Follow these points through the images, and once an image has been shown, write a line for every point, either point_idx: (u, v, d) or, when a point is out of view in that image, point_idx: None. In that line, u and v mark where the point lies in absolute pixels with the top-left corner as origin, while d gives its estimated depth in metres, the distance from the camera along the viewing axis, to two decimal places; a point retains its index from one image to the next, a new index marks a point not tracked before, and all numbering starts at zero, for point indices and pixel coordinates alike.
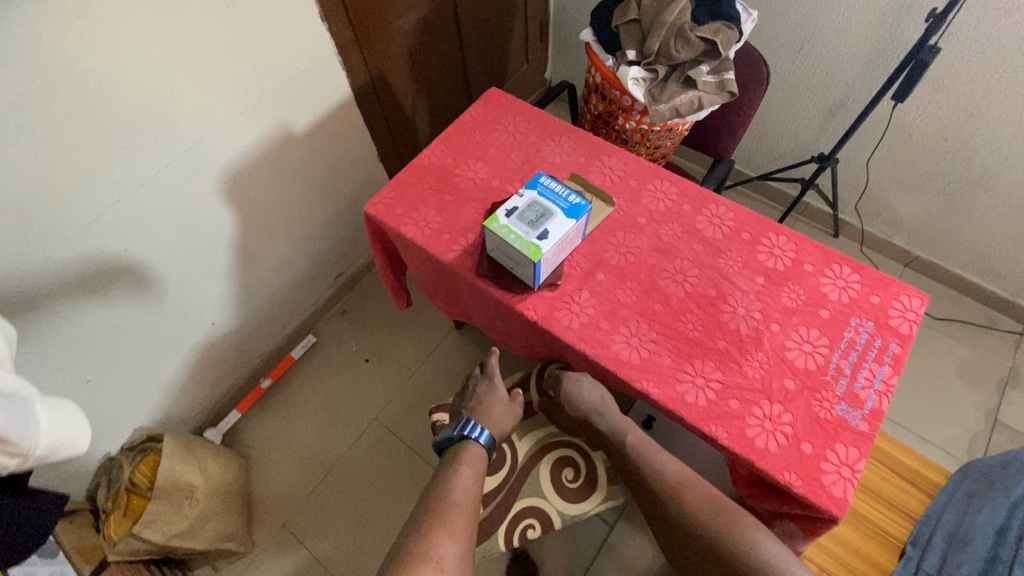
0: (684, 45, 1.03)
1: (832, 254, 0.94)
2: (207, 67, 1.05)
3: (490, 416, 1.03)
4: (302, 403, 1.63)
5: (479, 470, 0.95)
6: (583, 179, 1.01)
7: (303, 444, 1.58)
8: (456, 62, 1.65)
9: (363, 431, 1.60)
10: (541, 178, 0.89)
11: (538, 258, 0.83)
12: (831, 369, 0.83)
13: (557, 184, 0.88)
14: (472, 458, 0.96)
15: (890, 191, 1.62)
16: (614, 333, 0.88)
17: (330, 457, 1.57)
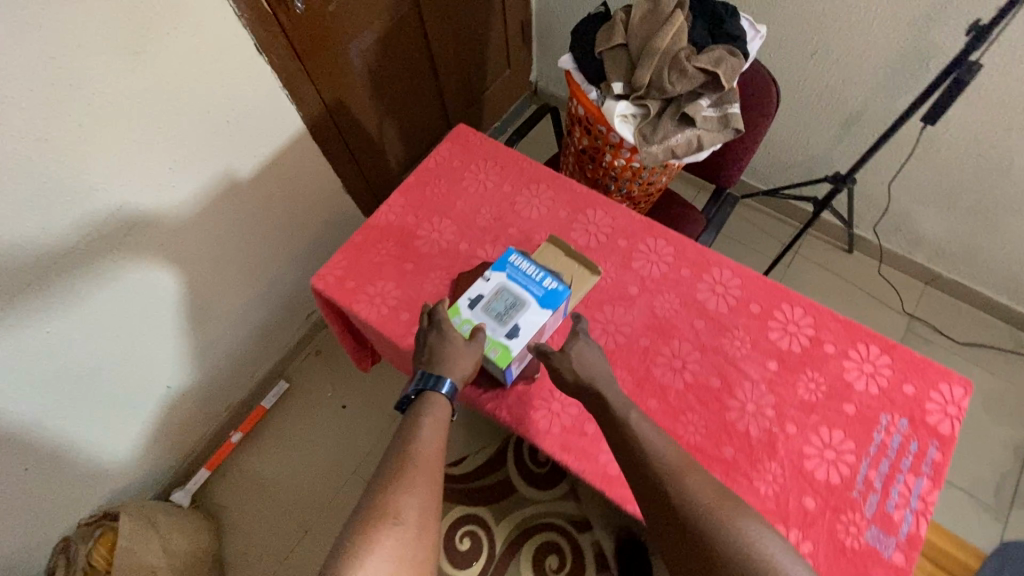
0: (679, 76, 0.87)
1: (857, 331, 0.80)
2: (125, 121, 0.90)
3: (447, 360, 0.68)
4: (277, 455, 1.52)
5: (444, 417, 0.65)
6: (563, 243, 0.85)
7: (278, 501, 1.47)
8: (427, 77, 1.48)
9: (342, 485, 1.48)
10: (511, 257, 0.78)
11: (506, 363, 0.72)
12: (858, 482, 0.70)
13: (529, 265, 0.77)
14: (435, 408, 0.65)
15: (912, 208, 1.46)
16: (602, 440, 0.75)
17: (307, 515, 1.45)
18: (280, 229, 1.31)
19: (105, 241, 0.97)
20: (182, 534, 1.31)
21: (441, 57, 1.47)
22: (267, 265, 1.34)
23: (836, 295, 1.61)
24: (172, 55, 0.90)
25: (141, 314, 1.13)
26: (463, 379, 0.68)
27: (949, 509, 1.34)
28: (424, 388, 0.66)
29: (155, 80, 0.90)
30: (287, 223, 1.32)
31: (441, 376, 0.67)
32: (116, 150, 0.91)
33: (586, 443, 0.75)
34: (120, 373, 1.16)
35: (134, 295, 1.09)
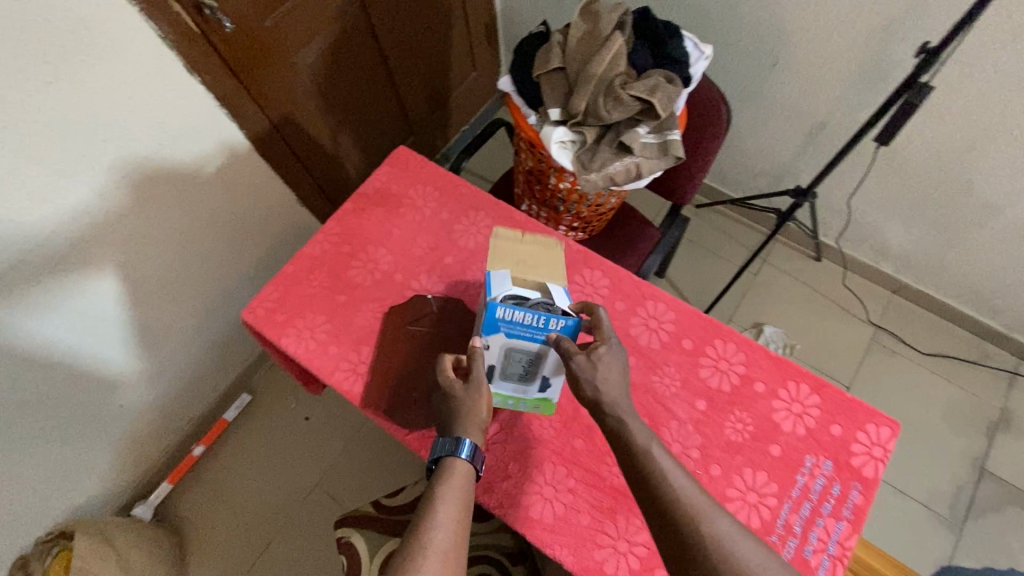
0: (615, 104, 0.85)
1: (787, 369, 0.79)
2: (50, 150, 0.88)
3: (465, 421, 0.67)
4: (240, 467, 1.52)
5: (468, 491, 0.64)
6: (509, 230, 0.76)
7: (241, 513, 1.47)
8: (385, 85, 1.45)
9: (305, 497, 1.48)
10: (498, 310, 0.67)
11: (553, 410, 0.77)
12: (779, 527, 0.70)
13: (523, 315, 0.67)
14: (457, 479, 0.64)
15: (876, 219, 1.44)
16: (525, 481, 0.73)
17: (269, 528, 1.45)
18: (231, 245, 1.29)
19: (38, 270, 0.95)
20: (141, 551, 1.31)
21: (397, 65, 1.43)
22: (219, 281, 1.32)
23: (801, 304, 1.60)
24: (95, 81, 0.89)
25: (86, 337, 1.12)
26: (482, 438, 0.68)
27: (905, 522, 1.35)
28: (442, 455, 0.65)
29: (79, 108, 0.89)
30: (238, 238, 1.30)
31: (461, 439, 0.66)
32: (41, 180, 0.89)
33: (509, 486, 0.73)
34: (68, 396, 1.15)
35: (76, 319, 1.08)
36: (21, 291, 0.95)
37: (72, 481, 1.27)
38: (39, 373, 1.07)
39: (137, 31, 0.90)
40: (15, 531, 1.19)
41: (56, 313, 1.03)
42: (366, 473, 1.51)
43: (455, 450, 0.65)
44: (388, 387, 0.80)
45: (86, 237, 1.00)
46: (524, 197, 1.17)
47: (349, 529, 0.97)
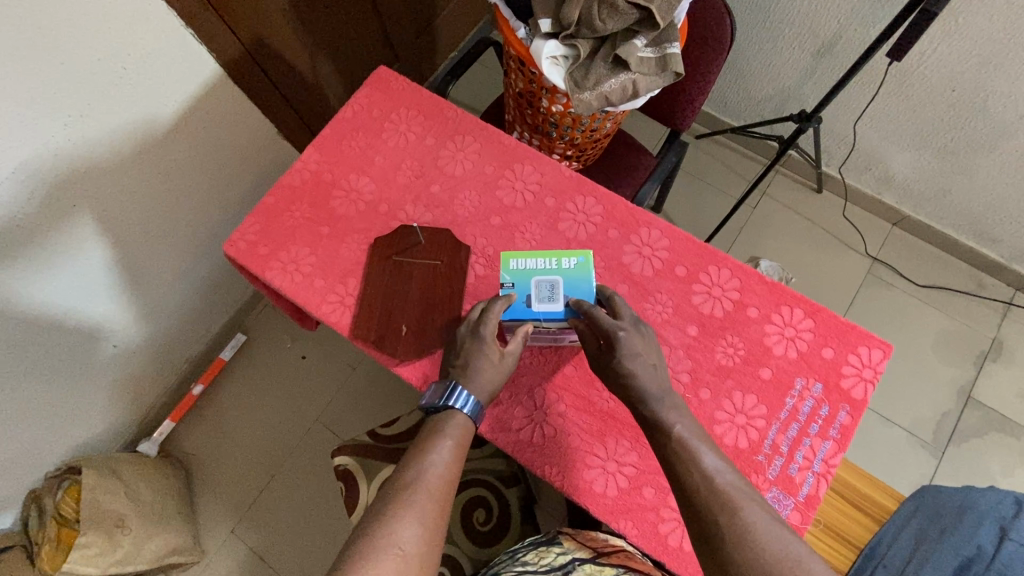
0: (610, 13, 0.78)
1: (782, 294, 0.78)
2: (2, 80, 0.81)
3: (480, 376, 0.69)
4: (241, 404, 1.55)
5: (465, 444, 0.66)
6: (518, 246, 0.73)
7: (244, 447, 1.51)
8: (365, 6, 1.35)
9: (306, 432, 1.52)
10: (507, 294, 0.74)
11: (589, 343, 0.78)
12: (766, 446, 0.71)
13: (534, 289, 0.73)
14: (456, 430, 0.66)
15: (882, 146, 1.39)
16: (515, 406, 0.74)
17: (274, 461, 1.49)
18: (212, 181, 1.24)
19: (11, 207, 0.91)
20: (149, 483, 1.36)
21: None
22: (202, 220, 1.28)
23: (799, 236, 1.57)
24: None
25: (73, 277, 1.10)
26: (489, 399, 0.69)
27: (888, 447, 1.39)
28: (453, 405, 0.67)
29: (36, 26, 0.82)
30: (218, 174, 1.25)
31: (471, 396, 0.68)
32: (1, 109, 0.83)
33: (500, 412, 0.74)
34: (60, 338, 1.14)
35: (60, 260, 1.05)
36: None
37: (75, 420, 1.29)
38: (28, 313, 1.05)
39: None
40: (23, 467, 1.22)
41: (37, 252, 1.00)
42: (364, 408, 1.54)
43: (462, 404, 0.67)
44: (376, 317, 0.79)
45: (59, 170, 0.95)
46: (515, 124, 1.12)
47: (348, 455, 0.99)
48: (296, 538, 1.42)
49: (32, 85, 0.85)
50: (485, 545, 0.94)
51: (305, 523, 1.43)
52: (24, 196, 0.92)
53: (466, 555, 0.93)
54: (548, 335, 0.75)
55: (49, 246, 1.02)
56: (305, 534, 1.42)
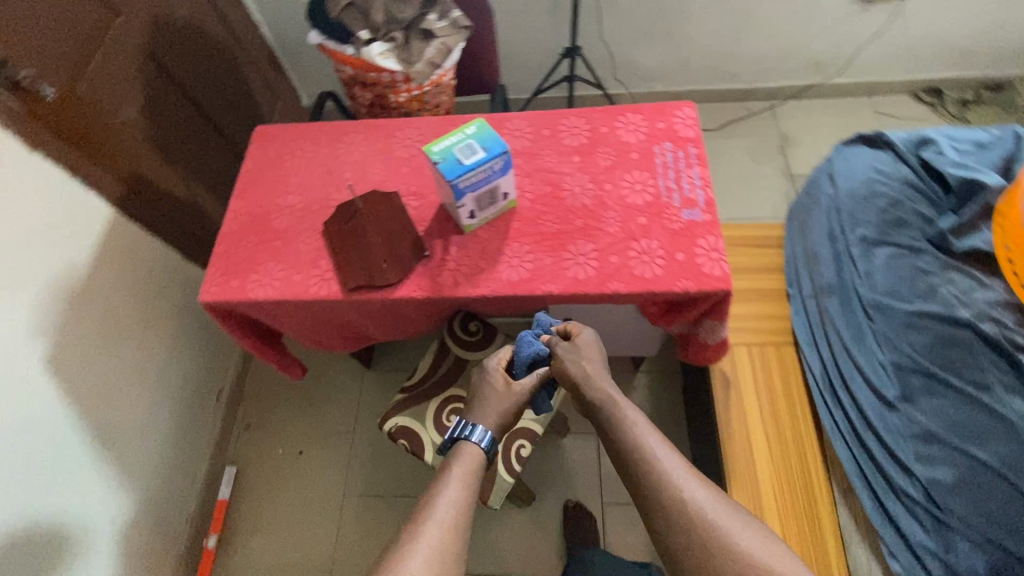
0: (402, 4, 1.08)
1: (615, 110, 1.07)
2: None
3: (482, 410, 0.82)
4: (266, 517, 1.51)
5: (470, 470, 0.75)
6: (441, 141, 0.86)
7: (285, 554, 1.46)
8: (194, 115, 1.46)
9: (342, 499, 1.52)
10: (451, 180, 0.84)
11: (515, 204, 0.97)
12: (663, 191, 0.97)
13: (471, 166, 0.85)
14: (463, 459, 0.76)
15: (633, 53, 1.84)
16: (497, 265, 0.93)
17: (320, 543, 1.47)
18: (146, 316, 1.30)
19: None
20: None
21: (215, 114, 1.54)
22: (149, 351, 1.32)
23: None
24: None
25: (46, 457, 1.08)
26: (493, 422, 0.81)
27: None
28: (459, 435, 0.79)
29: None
30: (146, 309, 1.30)
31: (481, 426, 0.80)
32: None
33: (486, 274, 0.93)
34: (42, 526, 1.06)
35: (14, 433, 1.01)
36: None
37: None
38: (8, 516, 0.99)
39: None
40: None
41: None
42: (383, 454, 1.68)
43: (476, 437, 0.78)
44: (357, 268, 0.94)
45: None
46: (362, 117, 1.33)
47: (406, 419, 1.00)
48: (350, 564, 1.44)
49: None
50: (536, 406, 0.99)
51: (341, 554, 1.45)
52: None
53: (532, 419, 0.98)
54: (487, 199, 0.92)
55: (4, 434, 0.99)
56: (350, 564, 1.44)
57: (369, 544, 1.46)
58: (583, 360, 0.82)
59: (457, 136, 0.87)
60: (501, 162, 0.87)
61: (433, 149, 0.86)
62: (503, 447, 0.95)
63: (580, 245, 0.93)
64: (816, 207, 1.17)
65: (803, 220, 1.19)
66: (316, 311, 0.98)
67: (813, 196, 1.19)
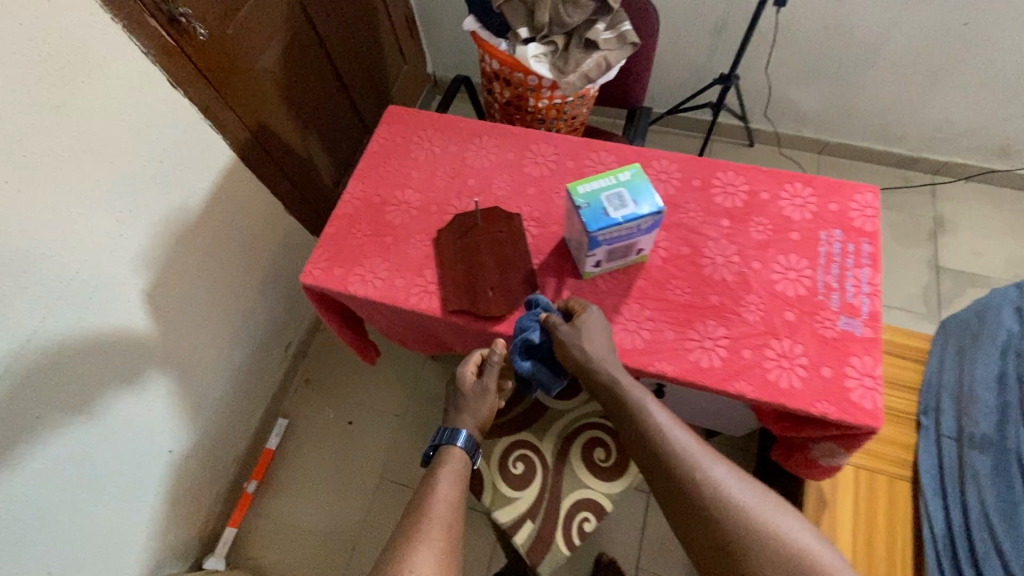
0: (573, 8, 0.98)
1: (781, 175, 0.94)
2: (81, 185, 0.90)
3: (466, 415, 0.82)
4: (305, 477, 1.53)
5: (462, 473, 0.77)
6: (589, 182, 0.77)
7: (315, 518, 1.48)
8: (326, 69, 1.43)
9: (379, 480, 1.52)
10: (591, 231, 0.74)
11: (645, 260, 0.87)
12: (821, 288, 0.84)
13: (617, 220, 0.74)
14: (454, 466, 0.77)
15: (791, 92, 1.64)
16: (611, 325, 0.84)
17: (350, 517, 1.48)
18: (243, 262, 1.32)
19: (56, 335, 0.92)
20: None
21: (345, 71, 1.51)
22: (237, 296, 1.33)
23: None
24: (66, 91, 0.84)
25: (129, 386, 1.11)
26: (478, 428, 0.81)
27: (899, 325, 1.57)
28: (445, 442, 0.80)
29: (47, 127, 0.82)
30: (243, 255, 1.31)
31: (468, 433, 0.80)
32: (27, 228, 0.83)
33: None
34: (112, 446, 1.10)
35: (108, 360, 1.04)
36: (47, 366, 0.91)
37: (135, 540, 1.22)
38: (85, 436, 1.03)
39: (149, 80, 0.96)
40: None
41: (86, 359, 0.99)
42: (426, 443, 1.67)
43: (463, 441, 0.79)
44: (463, 289, 0.88)
45: (93, 296, 0.97)
46: (492, 111, 1.26)
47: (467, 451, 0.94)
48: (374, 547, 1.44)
49: (64, 202, 0.88)
50: (610, 479, 0.91)
51: (368, 536, 1.46)
52: (33, 341, 0.88)
53: (602, 494, 0.90)
54: (620, 253, 0.82)
55: (98, 359, 1.02)
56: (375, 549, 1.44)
57: None
58: (588, 342, 0.77)
59: (607, 180, 0.77)
60: (650, 222, 0.76)
61: (578, 188, 0.77)
62: (563, 515, 0.89)
63: (710, 327, 0.82)
64: (990, 343, 1.02)
65: (965, 350, 1.04)
66: (410, 320, 0.93)
67: (989, 330, 1.03)
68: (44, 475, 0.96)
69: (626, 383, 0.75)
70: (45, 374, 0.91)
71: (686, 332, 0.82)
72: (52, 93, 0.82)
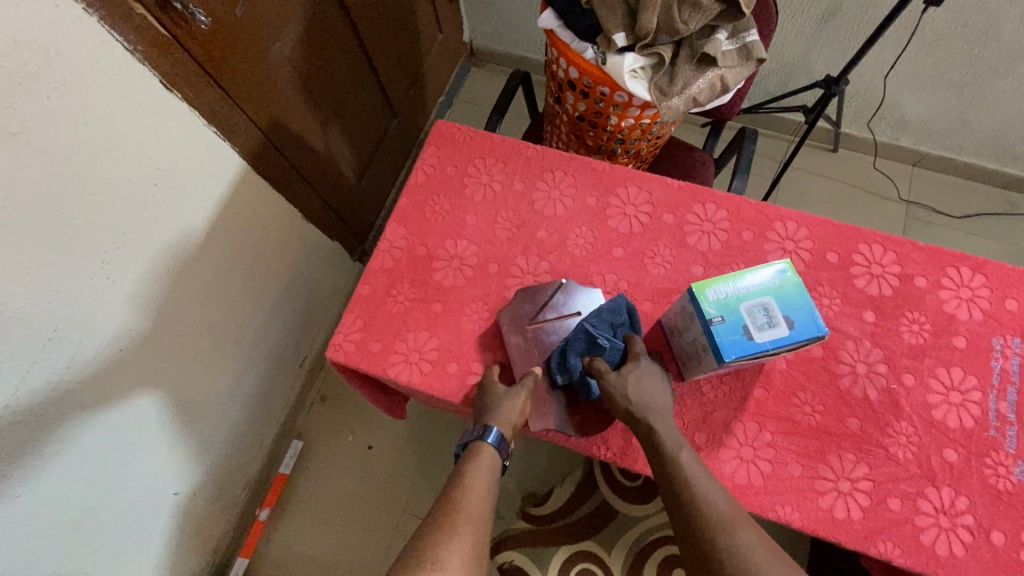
0: (693, 11, 0.74)
1: (941, 255, 0.73)
2: (58, 229, 0.70)
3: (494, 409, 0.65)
4: (320, 505, 1.41)
5: (492, 478, 0.61)
6: (720, 283, 0.58)
7: (332, 550, 1.37)
8: (353, 48, 1.19)
9: (400, 514, 1.40)
10: (725, 358, 0.55)
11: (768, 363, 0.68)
12: (993, 419, 0.65)
13: (762, 347, 0.54)
14: (482, 467, 0.62)
15: (900, 97, 1.39)
16: (720, 451, 0.66)
17: (367, 552, 1.37)
18: (254, 283, 1.13)
19: (26, 420, 0.75)
20: None
21: (374, 49, 1.26)
22: (249, 320, 1.16)
23: (833, 200, 1.57)
24: (28, 111, 0.63)
25: (117, 457, 0.95)
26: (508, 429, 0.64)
27: None
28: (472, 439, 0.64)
29: (5, 163, 0.62)
30: (255, 276, 1.13)
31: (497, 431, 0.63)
32: None
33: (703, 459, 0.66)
34: (108, 506, 0.96)
35: (80, 452, 0.86)
36: (15, 451, 0.74)
37: None
38: (73, 506, 0.88)
39: (136, 84, 0.74)
40: None
41: (55, 448, 0.81)
42: None
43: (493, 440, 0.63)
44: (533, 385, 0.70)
45: (78, 355, 0.79)
46: (557, 121, 1.03)
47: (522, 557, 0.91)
48: None
49: (38, 252, 0.69)
50: None
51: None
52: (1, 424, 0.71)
53: None
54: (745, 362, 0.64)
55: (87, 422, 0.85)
56: None
57: None
58: (639, 382, 0.63)
59: (745, 280, 0.58)
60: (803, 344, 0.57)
61: (703, 290, 0.58)
62: None
63: (848, 464, 0.65)
64: None
65: None
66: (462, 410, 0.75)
67: None
68: (23, 558, 0.82)
69: (661, 430, 0.60)
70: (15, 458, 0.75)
71: (816, 469, 0.65)
72: (11, 116, 0.61)
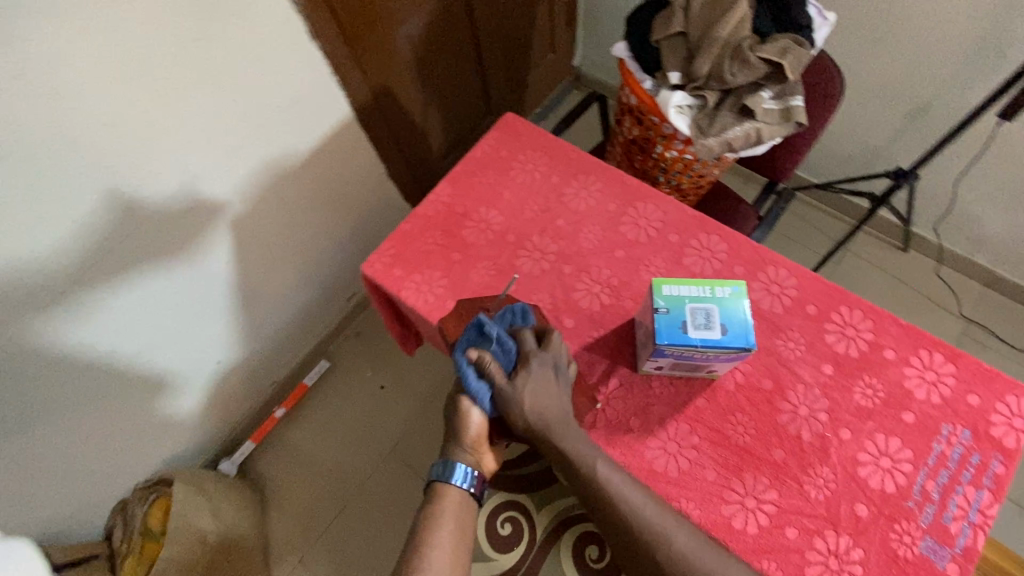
0: (741, 67, 0.84)
1: (919, 336, 0.77)
2: (204, 116, 0.93)
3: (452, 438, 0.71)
4: (326, 422, 1.59)
5: (462, 517, 0.69)
6: (678, 284, 0.67)
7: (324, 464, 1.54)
8: (468, 44, 1.39)
9: (388, 452, 1.55)
10: (659, 342, 0.64)
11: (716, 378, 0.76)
12: (915, 493, 0.68)
13: (694, 341, 0.63)
14: (450, 507, 0.69)
15: (978, 209, 1.37)
16: (648, 439, 0.74)
17: (353, 475, 1.52)
18: (331, 212, 1.34)
19: (139, 252, 0.97)
20: (229, 498, 1.39)
21: (487, 50, 1.46)
22: (318, 242, 1.37)
23: (886, 296, 1.54)
24: (212, 24, 0.86)
25: (190, 312, 1.17)
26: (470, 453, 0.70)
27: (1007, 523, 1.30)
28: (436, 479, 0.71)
29: (185, 55, 0.85)
30: (334, 206, 1.33)
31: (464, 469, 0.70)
32: (145, 145, 0.88)
33: (631, 440, 0.74)
34: (171, 347, 1.18)
35: (164, 298, 1.08)
36: (128, 269, 0.97)
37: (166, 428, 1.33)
38: (150, 334, 1.10)
39: (288, 25, 0.97)
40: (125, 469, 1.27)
41: (157, 280, 1.03)
42: None
43: (463, 481, 0.70)
44: None
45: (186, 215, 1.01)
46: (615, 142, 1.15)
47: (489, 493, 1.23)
48: (365, 513, 1.48)
49: (188, 129, 0.92)
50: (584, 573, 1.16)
51: (363, 501, 1.49)
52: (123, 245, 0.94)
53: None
54: (689, 366, 0.72)
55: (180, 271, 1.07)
56: (365, 517, 1.48)
57: (386, 510, 1.48)
58: (532, 391, 0.67)
59: (700, 287, 0.67)
60: (734, 354, 0.65)
61: (661, 285, 0.67)
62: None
63: (760, 486, 0.70)
64: None
65: None
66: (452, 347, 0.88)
67: None
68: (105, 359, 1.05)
69: (557, 433, 0.67)
70: (127, 276, 0.97)
71: (729, 481, 0.71)
72: (198, 26, 0.85)
